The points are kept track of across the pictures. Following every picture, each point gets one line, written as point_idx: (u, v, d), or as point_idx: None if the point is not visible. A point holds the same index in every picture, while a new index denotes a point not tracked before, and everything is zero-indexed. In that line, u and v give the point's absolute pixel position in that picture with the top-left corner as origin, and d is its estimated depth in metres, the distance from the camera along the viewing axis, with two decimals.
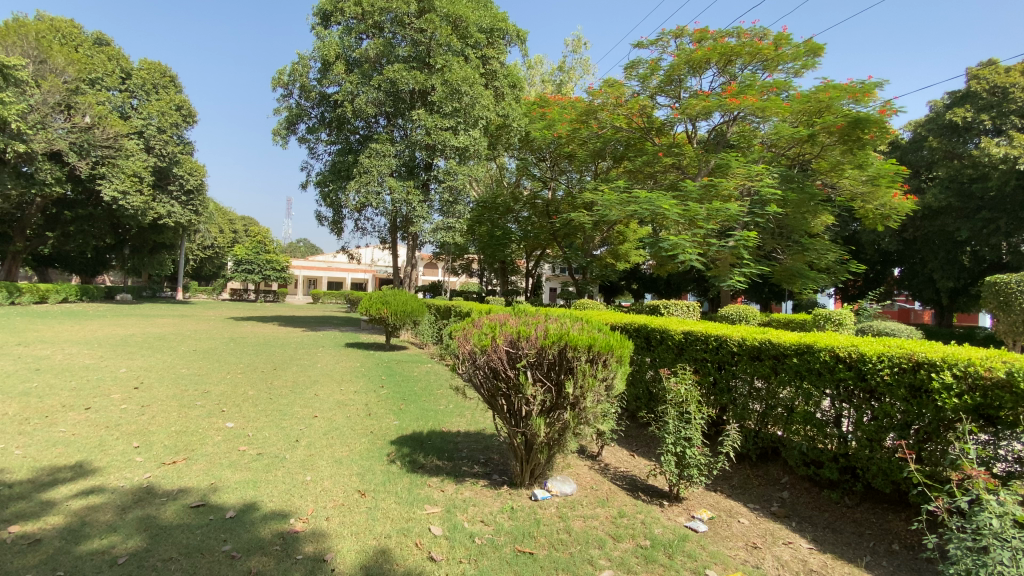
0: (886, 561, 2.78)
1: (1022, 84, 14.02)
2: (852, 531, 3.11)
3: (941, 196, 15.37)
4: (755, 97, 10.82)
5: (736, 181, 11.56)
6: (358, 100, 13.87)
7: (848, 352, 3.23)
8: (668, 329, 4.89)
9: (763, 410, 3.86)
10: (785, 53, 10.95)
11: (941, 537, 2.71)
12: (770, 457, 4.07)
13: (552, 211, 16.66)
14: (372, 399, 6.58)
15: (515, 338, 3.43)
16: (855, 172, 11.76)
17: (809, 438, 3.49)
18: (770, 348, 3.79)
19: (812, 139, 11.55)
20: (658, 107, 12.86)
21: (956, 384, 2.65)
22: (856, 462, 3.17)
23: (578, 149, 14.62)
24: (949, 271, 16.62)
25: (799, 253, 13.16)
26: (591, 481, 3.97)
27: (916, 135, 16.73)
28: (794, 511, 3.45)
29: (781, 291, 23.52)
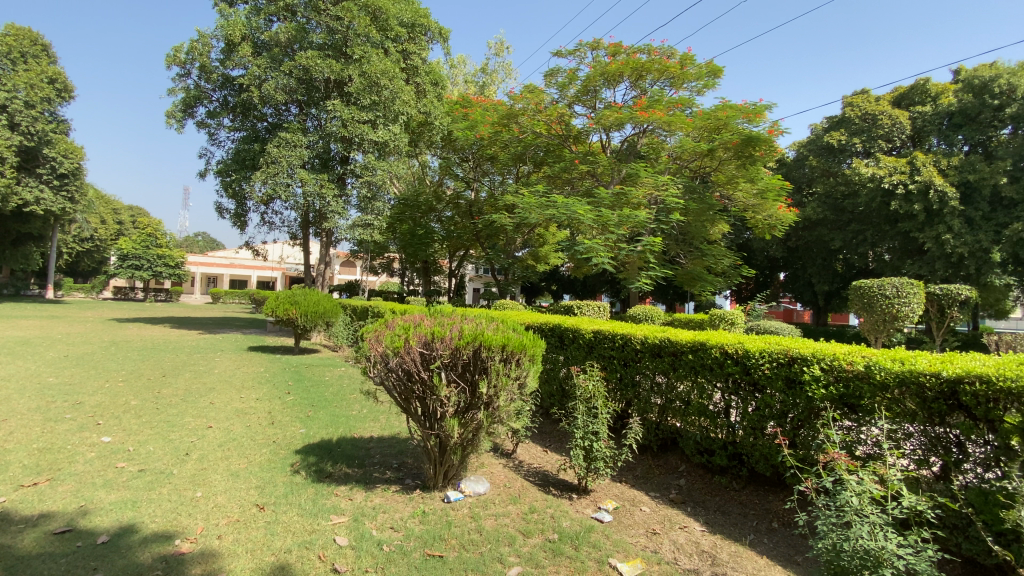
0: (766, 538, 3.08)
1: (887, 113, 16.13)
2: (738, 512, 3.41)
3: (819, 209, 17.41)
4: (663, 112, 11.57)
5: (645, 190, 12.27)
6: (266, 86, 12.99)
7: (735, 349, 3.55)
8: (579, 328, 5.07)
9: (664, 404, 4.14)
10: (690, 72, 11.80)
11: (812, 515, 3.02)
12: (669, 448, 4.36)
13: (475, 211, 16.75)
14: (277, 406, 6.17)
15: (429, 339, 3.37)
16: (748, 186, 12.94)
17: (703, 428, 3.78)
18: (669, 346, 4.06)
19: (711, 153, 12.57)
20: (576, 116, 13.35)
21: (823, 377, 2.99)
22: (742, 449, 3.48)
23: (500, 152, 14.79)
24: (824, 275, 18.89)
25: (698, 258, 14.28)
26: (504, 479, 4.01)
27: (800, 155, 18.76)
28: (690, 496, 3.71)
29: (684, 292, 25.40)
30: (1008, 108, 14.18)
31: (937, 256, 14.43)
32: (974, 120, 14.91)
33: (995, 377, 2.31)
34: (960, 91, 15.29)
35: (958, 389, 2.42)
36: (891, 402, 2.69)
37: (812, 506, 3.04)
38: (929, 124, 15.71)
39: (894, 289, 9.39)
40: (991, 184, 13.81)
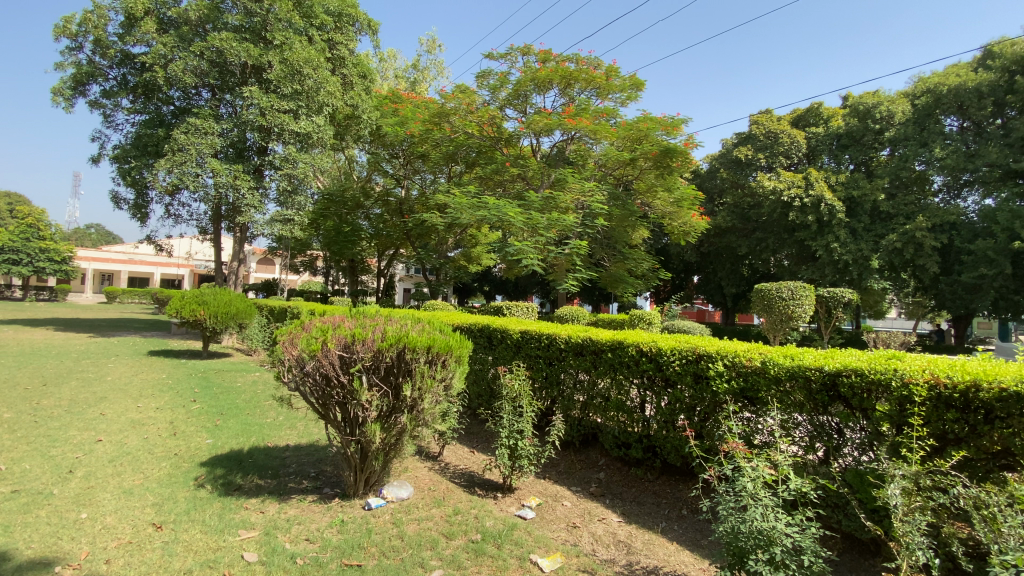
0: (676, 525, 3.28)
1: (787, 133, 17.76)
2: (652, 502, 3.61)
3: (728, 218, 18.86)
4: (589, 120, 12.02)
5: (572, 195, 12.66)
6: (173, 67, 11.93)
7: (649, 347, 3.75)
8: (507, 328, 5.12)
9: (585, 400, 4.29)
10: (614, 83, 12.32)
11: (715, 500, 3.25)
12: (591, 443, 4.52)
13: (405, 209, 16.49)
14: (180, 416, 5.67)
15: (349, 341, 3.24)
16: (665, 194, 13.70)
17: (621, 423, 3.97)
18: (591, 345, 4.21)
19: (633, 162, 13.21)
20: (507, 119, 13.47)
21: (726, 372, 3.23)
22: (656, 441, 3.69)
23: (431, 150, 14.62)
24: (733, 279, 20.47)
25: (620, 261, 14.94)
26: (429, 482, 3.97)
27: (713, 167, 20.19)
28: (609, 489, 3.88)
29: (609, 294, 26.45)
30: (886, 132, 16.27)
31: (827, 262, 16.08)
32: (858, 141, 16.88)
33: (867, 369, 2.62)
34: (847, 115, 17.17)
35: (837, 381, 2.71)
36: (782, 395, 2.96)
37: (716, 492, 3.27)
38: (822, 143, 17.65)
39: (789, 291, 10.39)
40: (871, 200, 15.64)
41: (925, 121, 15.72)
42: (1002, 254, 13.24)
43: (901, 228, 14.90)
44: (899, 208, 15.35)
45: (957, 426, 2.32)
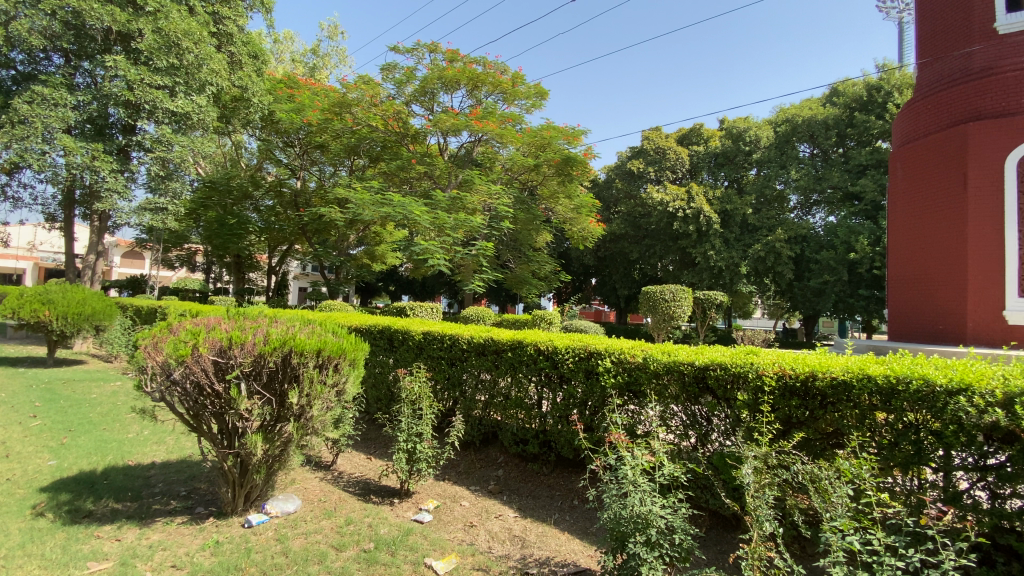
0: (568, 515, 3.44)
1: (673, 149, 19.45)
2: (546, 495, 3.74)
3: (623, 225, 20.18)
4: (496, 124, 12.18)
5: (479, 197, 12.71)
6: (17, 27, 10.35)
7: (545, 346, 3.90)
8: (409, 329, 5.02)
9: (486, 400, 4.34)
10: (520, 90, 12.59)
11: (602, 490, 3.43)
12: (491, 441, 4.58)
13: (301, 202, 15.67)
14: (12, 434, 4.80)
15: (225, 345, 2.97)
16: (567, 201, 14.30)
17: (519, 421, 4.07)
18: (492, 345, 4.26)
19: (537, 169, 13.60)
20: (413, 115, 13.16)
21: (613, 369, 3.45)
22: (551, 436, 3.84)
23: (331, 141, 13.87)
24: (626, 282, 21.93)
25: (525, 263, 15.32)
26: (319, 493, 3.75)
27: (610, 177, 21.49)
28: (506, 485, 3.96)
29: (514, 295, 27.00)
30: (755, 154, 18.37)
31: (705, 268, 17.84)
32: (732, 161, 18.95)
33: (729, 363, 2.96)
34: (723, 137, 19.21)
35: (706, 374, 3.02)
36: (661, 388, 3.22)
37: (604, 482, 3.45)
38: (702, 161, 19.56)
39: (671, 294, 11.39)
40: (741, 213, 17.64)
41: (784, 147, 18.06)
42: (841, 263, 15.60)
43: (764, 239, 16.97)
44: (763, 222, 17.45)
45: (799, 411, 2.70)
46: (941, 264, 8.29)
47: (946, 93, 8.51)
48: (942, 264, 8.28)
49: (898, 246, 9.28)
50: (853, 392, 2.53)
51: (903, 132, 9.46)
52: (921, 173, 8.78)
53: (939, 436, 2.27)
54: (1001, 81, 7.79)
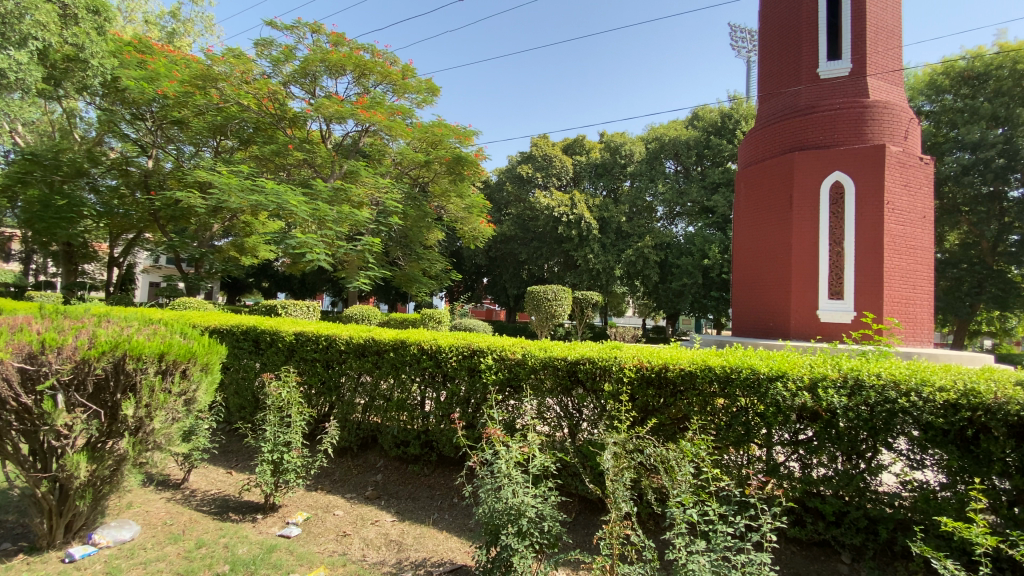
0: (447, 514, 3.42)
1: (558, 157, 20.44)
2: (426, 495, 3.69)
3: (512, 227, 20.73)
4: (384, 115, 11.76)
5: (365, 190, 12.15)
6: None
7: (428, 345, 3.83)
8: (279, 330, 4.63)
9: (366, 403, 4.16)
10: (410, 83, 12.29)
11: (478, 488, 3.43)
12: (370, 445, 4.41)
13: (154, 184, 13.68)
14: None
15: (33, 350, 2.46)
16: (458, 200, 14.21)
17: (399, 423, 3.96)
18: (372, 346, 4.09)
19: (428, 165, 13.35)
20: (292, 98, 12.19)
21: (494, 366, 3.49)
22: (433, 436, 3.80)
23: (192, 118, 12.32)
24: (514, 282, 22.51)
25: (415, 261, 14.99)
26: (164, 516, 3.30)
27: (501, 180, 21.95)
28: (384, 490, 3.84)
29: (403, 294, 26.32)
30: (629, 166, 20.04)
31: (586, 270, 19.04)
32: (609, 172, 20.60)
33: (599, 357, 3.16)
34: (603, 149, 20.67)
35: (577, 368, 3.20)
36: (538, 382, 3.34)
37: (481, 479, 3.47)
38: (584, 170, 20.83)
39: (553, 294, 11.97)
40: (616, 221, 19.09)
41: (653, 162, 19.95)
42: (697, 268, 17.61)
43: (636, 245, 18.55)
44: (635, 230, 19.03)
45: (656, 400, 2.97)
46: (772, 269, 9.76)
47: (780, 124, 10.02)
48: (773, 269, 9.75)
49: (741, 253, 10.68)
50: (697, 381, 2.84)
51: (748, 154, 10.92)
52: (760, 191, 10.21)
53: (764, 416, 2.67)
54: (820, 118, 9.35)
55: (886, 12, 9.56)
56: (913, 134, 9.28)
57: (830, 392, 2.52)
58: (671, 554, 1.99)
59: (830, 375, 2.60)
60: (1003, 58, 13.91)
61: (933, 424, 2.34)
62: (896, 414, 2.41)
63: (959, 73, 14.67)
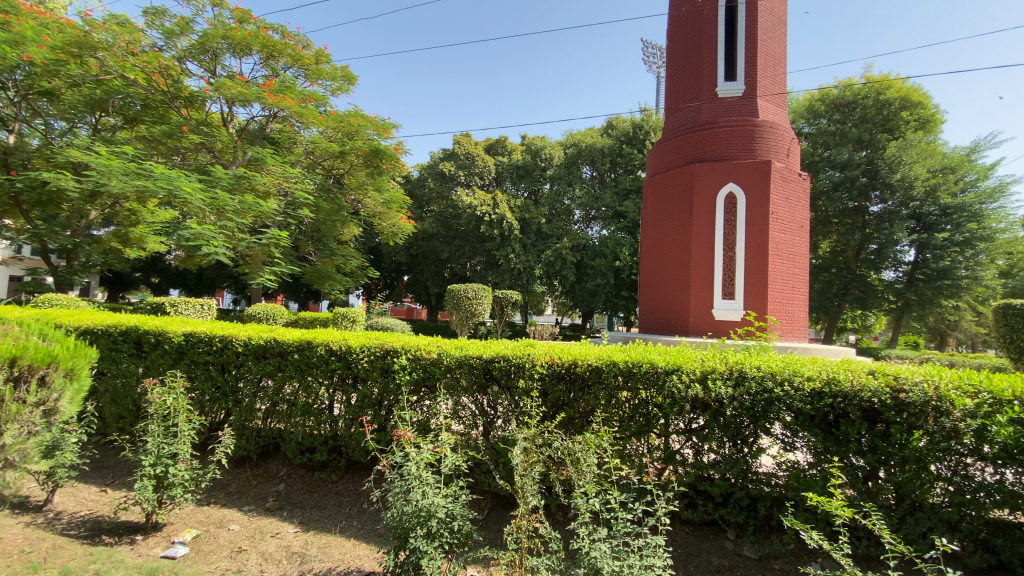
0: (355, 521, 3.29)
1: (480, 156, 20.47)
2: (333, 503, 3.52)
3: (433, 225, 20.39)
4: (294, 101, 11.07)
5: (271, 179, 11.34)
6: None
7: (337, 345, 3.66)
8: (165, 330, 4.20)
9: (268, 408, 3.89)
10: (324, 69, 11.67)
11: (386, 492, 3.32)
12: (271, 453, 4.13)
13: (14, 162, 11.81)
14: None
15: None
16: (375, 194, 13.66)
17: (305, 428, 3.75)
18: (275, 347, 3.83)
19: (343, 156, 12.75)
20: (188, 75, 11.11)
21: (407, 366, 3.41)
22: (340, 441, 3.63)
23: (65, 89, 10.79)
24: (436, 280, 22.17)
25: (327, 257, 14.29)
26: (21, 543, 2.84)
27: (422, 176, 21.51)
28: (287, 500, 3.62)
29: (315, 291, 24.90)
30: (549, 170, 20.59)
31: (507, 269, 19.21)
32: (529, 174, 21.02)
33: (512, 355, 3.20)
34: (524, 152, 21.09)
35: (492, 367, 3.21)
36: (453, 381, 3.32)
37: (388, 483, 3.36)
38: (505, 171, 21.05)
39: (473, 292, 11.95)
40: (536, 222, 19.50)
41: (571, 167, 20.62)
42: (610, 269, 18.47)
43: (554, 246, 19.04)
44: (553, 231, 19.50)
45: (565, 395, 3.06)
46: (675, 270, 10.47)
47: (684, 136, 10.77)
48: (676, 270, 10.46)
49: (648, 255, 11.34)
50: (603, 376, 2.98)
51: (656, 162, 11.61)
52: (666, 197, 10.90)
53: (662, 407, 2.86)
54: (718, 133, 10.18)
55: (775, 41, 10.63)
56: (794, 152, 10.40)
57: (718, 384, 2.76)
58: (576, 543, 2.06)
59: (719, 368, 2.85)
60: (867, 90, 16.04)
61: (802, 410, 2.64)
62: (773, 402, 2.69)
63: (833, 101, 16.73)
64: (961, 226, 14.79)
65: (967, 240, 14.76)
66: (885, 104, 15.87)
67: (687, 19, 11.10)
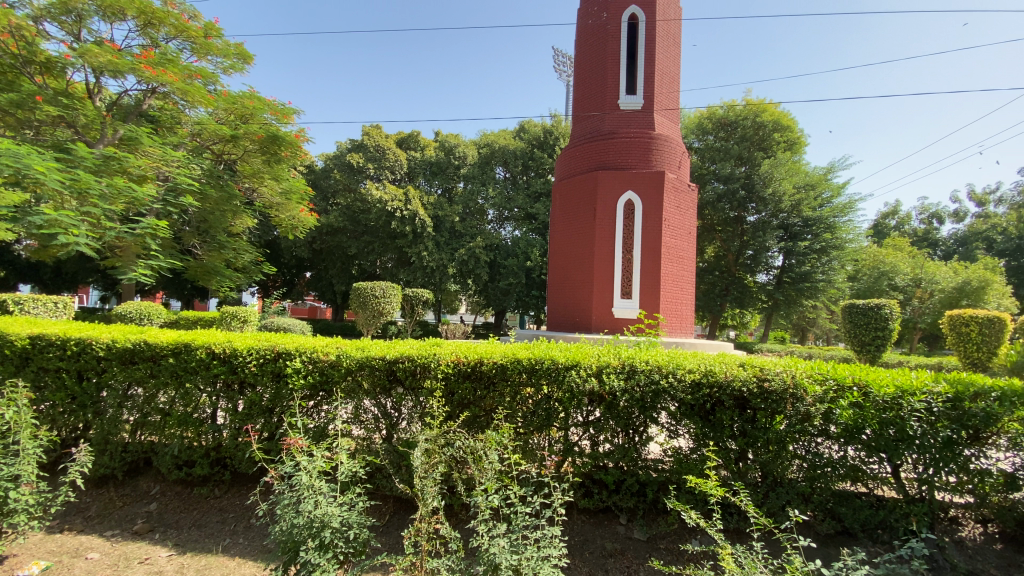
0: (241, 538, 3.04)
1: (392, 150, 19.87)
2: (215, 520, 3.22)
3: (340, 219, 19.42)
4: (178, 77, 9.97)
5: (148, 161, 10.12)
6: None
7: (221, 348, 3.34)
8: (4, 333, 3.59)
9: (138, 419, 3.48)
10: (214, 45, 10.60)
11: (274, 506, 3.09)
12: (142, 470, 3.69)
13: None
14: None
15: None
16: (273, 183, 12.67)
17: (183, 440, 3.40)
18: (145, 350, 3.43)
19: (235, 141, 11.71)
20: (46, 38, 9.63)
21: (302, 369, 3.21)
22: (225, 452, 3.34)
23: None
24: (342, 277, 21.17)
25: (216, 250, 13.06)
26: None
27: (327, 167, 20.40)
28: (160, 521, 3.26)
29: (202, 288, 22.66)
30: (462, 168, 20.55)
31: (419, 267, 18.85)
32: (443, 172, 20.86)
33: (416, 355, 3.14)
34: (437, 149, 20.87)
35: (395, 367, 3.13)
36: (353, 384, 3.18)
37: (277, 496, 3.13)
38: (418, 167, 20.63)
39: (381, 291, 11.58)
40: (449, 220, 19.35)
41: (485, 167, 20.74)
42: (521, 269, 18.84)
43: (468, 245, 18.98)
44: (467, 230, 19.47)
45: (468, 394, 3.07)
46: (581, 271, 10.92)
47: (589, 143, 11.25)
48: (581, 271, 10.93)
49: (556, 255, 11.70)
50: (507, 373, 3.03)
51: (564, 166, 12.00)
52: (572, 201, 11.32)
53: (562, 401, 2.97)
54: (620, 143, 10.79)
55: (670, 61, 11.49)
56: (685, 165, 11.32)
57: (612, 378, 2.93)
58: (475, 541, 2.06)
59: (614, 363, 3.03)
60: (747, 112, 17.91)
61: (685, 400, 2.88)
62: (660, 393, 2.91)
63: (718, 119, 18.49)
64: (819, 237, 17.02)
65: (823, 248, 17.04)
66: (761, 125, 17.84)
67: (592, 32, 11.62)
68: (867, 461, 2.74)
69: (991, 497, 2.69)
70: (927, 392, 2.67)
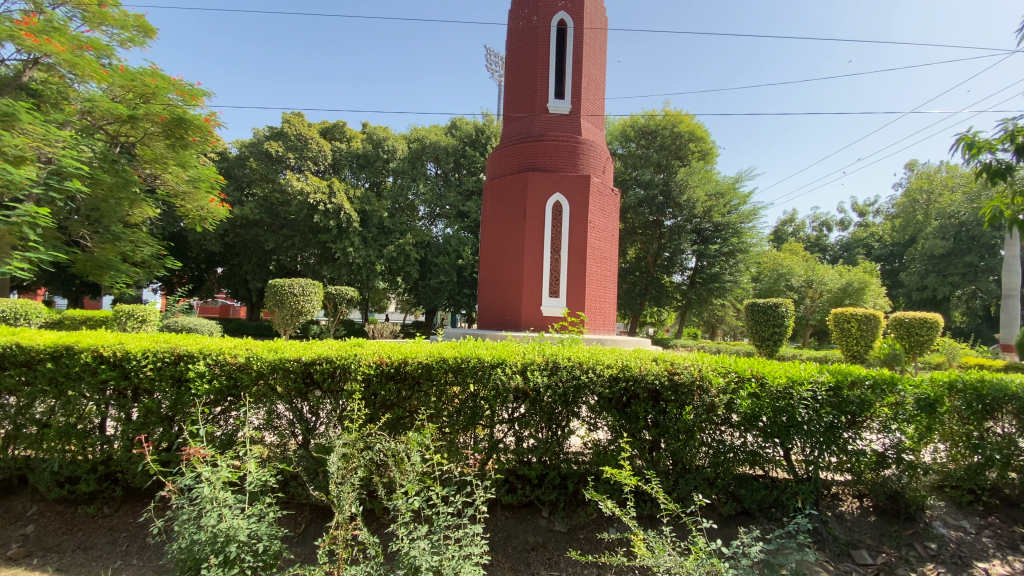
0: (135, 558, 2.78)
1: (315, 140, 18.91)
2: (104, 541, 2.92)
3: (257, 211, 18.23)
4: (65, 47, 8.92)
5: (27, 140, 8.91)
6: None
7: (112, 351, 3.03)
8: None
9: (9, 432, 3.08)
10: (110, 14, 9.54)
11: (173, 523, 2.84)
12: (15, 489, 3.27)
13: None
14: None
15: None
16: (178, 171, 11.59)
17: (66, 454, 3.05)
18: (17, 355, 3.04)
19: (133, 122, 10.62)
20: None
21: (207, 372, 2.99)
22: (116, 466, 3.03)
23: None
24: (259, 273, 19.86)
25: (108, 243, 11.77)
26: None
27: (243, 155, 19.05)
28: (37, 545, 2.91)
29: (93, 284, 20.33)
30: (391, 163, 20.00)
31: (344, 264, 18.14)
32: (371, 165, 20.20)
33: (335, 356, 3.03)
34: (364, 141, 20.16)
35: (312, 369, 2.99)
36: (266, 388, 3.01)
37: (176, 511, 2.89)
38: (343, 159, 19.82)
39: (301, 288, 11.04)
40: (377, 215, 18.74)
41: (415, 162, 20.34)
42: (452, 267, 18.68)
43: (397, 241, 18.52)
44: (396, 226, 18.96)
45: (390, 394, 3.01)
46: (510, 270, 11.02)
47: (519, 144, 11.37)
48: (510, 270, 11.03)
49: (486, 253, 11.71)
50: (432, 372, 3.01)
51: (494, 166, 12.03)
52: (503, 200, 11.38)
53: (487, 399, 3.00)
54: (549, 145, 11.02)
55: (596, 69, 11.90)
56: (609, 169, 11.77)
57: (535, 375, 3.00)
58: (395, 545, 2.02)
59: (537, 360, 3.10)
60: (666, 121, 18.97)
61: (603, 394, 3.01)
62: (581, 388, 3.02)
63: (640, 127, 19.44)
64: (727, 241, 18.40)
65: (731, 251, 18.48)
66: (678, 135, 18.97)
67: (522, 35, 11.73)
68: (763, 446, 3.01)
69: (866, 474, 3.05)
70: (813, 382, 3.00)
